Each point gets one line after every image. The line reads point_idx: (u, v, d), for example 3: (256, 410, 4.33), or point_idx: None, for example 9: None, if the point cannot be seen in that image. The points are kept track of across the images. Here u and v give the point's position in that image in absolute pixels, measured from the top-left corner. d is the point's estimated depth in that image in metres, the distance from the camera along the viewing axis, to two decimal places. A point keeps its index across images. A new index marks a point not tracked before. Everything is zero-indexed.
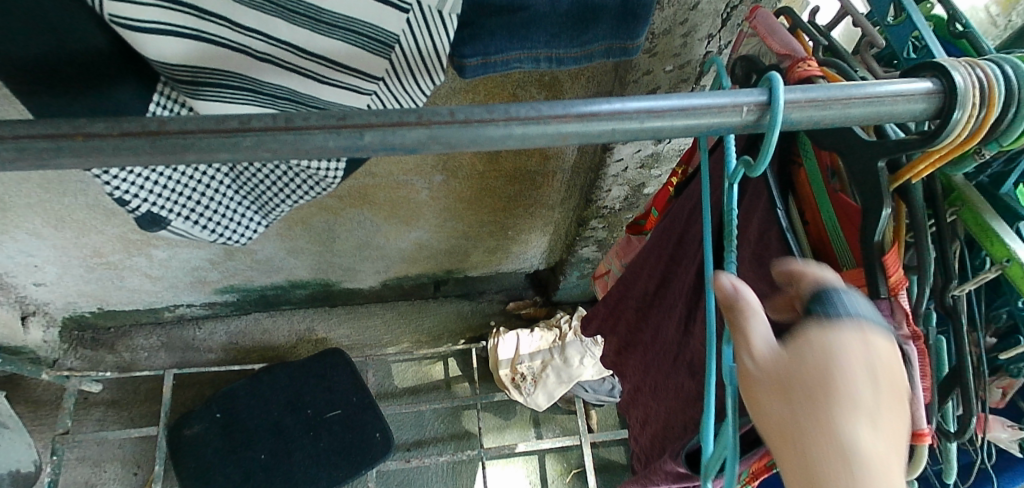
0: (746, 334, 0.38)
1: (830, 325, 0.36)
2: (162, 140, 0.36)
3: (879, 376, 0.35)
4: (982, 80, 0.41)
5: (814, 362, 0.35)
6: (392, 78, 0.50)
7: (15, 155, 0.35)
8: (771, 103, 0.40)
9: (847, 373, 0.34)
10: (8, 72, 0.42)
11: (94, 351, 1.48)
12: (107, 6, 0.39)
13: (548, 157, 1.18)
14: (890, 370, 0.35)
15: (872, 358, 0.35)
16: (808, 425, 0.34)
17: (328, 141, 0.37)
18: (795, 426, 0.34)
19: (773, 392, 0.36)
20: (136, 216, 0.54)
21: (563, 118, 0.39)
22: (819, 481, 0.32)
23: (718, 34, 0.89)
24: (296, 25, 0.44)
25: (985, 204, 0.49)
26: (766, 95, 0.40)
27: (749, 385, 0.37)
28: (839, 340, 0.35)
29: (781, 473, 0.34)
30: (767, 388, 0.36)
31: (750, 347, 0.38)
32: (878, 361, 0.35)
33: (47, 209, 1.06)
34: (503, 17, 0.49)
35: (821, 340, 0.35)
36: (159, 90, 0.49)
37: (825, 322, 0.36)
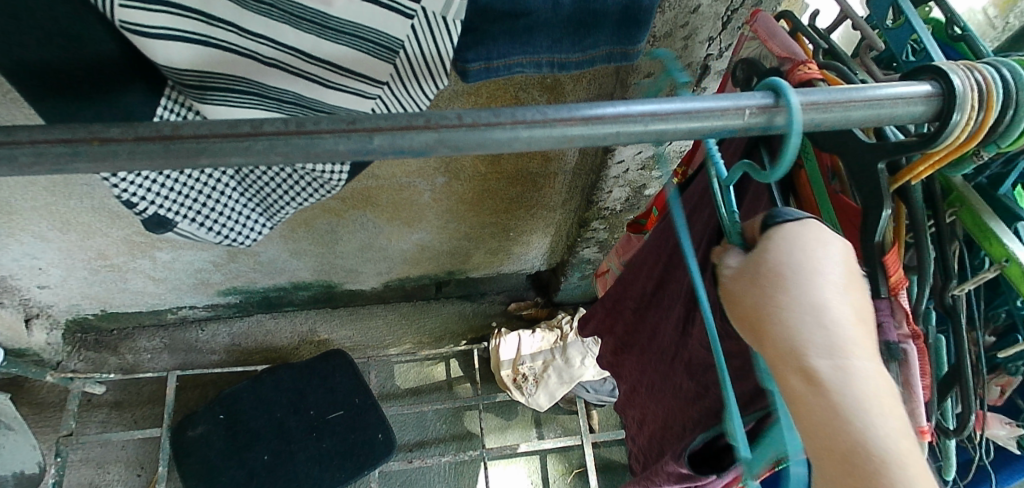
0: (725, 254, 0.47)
1: (787, 225, 0.44)
2: (176, 145, 0.36)
3: (833, 256, 0.42)
4: (980, 83, 0.42)
5: (775, 252, 0.43)
6: (396, 83, 0.51)
7: (33, 159, 0.36)
8: (784, 107, 0.40)
9: (804, 256, 0.42)
10: (19, 77, 0.43)
11: (97, 353, 1.48)
12: (118, 13, 0.40)
13: (549, 159, 1.19)
14: (845, 253, 0.43)
15: (827, 245, 0.43)
16: (775, 297, 0.41)
17: (339, 145, 0.38)
18: (765, 304, 0.42)
19: (749, 285, 0.44)
20: (142, 218, 0.55)
21: (568, 121, 0.40)
22: (793, 340, 0.40)
23: (718, 37, 0.90)
24: (302, 31, 0.44)
25: (984, 204, 0.50)
26: (776, 98, 0.41)
27: (731, 290, 0.46)
28: (794, 233, 0.43)
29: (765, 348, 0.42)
30: (743, 283, 0.44)
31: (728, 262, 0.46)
32: (832, 248, 0.42)
33: (53, 212, 1.06)
34: (508, 22, 0.50)
35: (780, 236, 0.43)
36: (167, 94, 0.50)
37: (783, 224, 0.44)
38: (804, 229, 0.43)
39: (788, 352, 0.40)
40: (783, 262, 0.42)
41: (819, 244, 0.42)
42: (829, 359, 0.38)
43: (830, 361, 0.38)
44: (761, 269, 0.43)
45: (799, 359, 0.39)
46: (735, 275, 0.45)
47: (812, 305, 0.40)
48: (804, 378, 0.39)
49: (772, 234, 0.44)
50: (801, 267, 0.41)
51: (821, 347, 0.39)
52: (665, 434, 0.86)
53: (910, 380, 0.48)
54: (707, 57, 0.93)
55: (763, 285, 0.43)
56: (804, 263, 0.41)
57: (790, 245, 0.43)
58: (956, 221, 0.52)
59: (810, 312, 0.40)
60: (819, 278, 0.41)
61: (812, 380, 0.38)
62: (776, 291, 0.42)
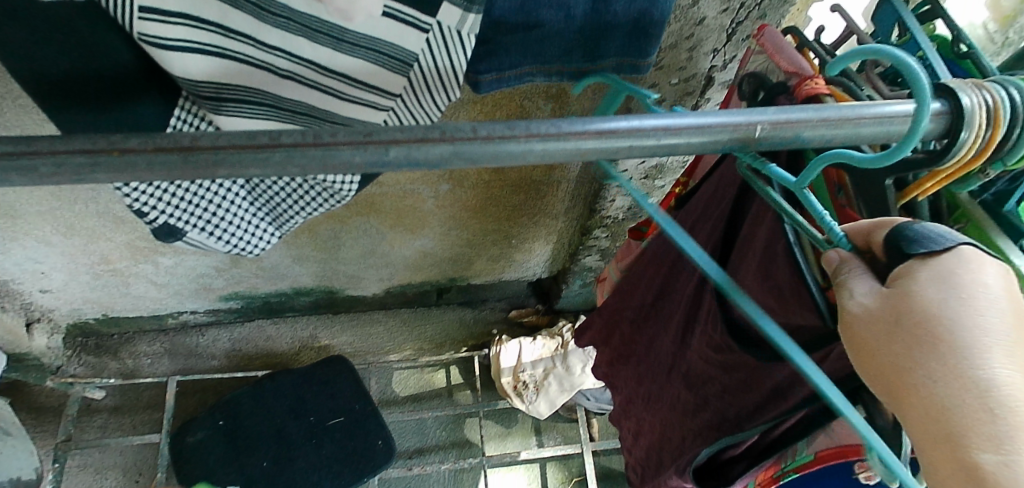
0: (849, 288, 0.44)
1: (936, 265, 0.40)
2: (194, 155, 0.37)
3: (1002, 310, 0.37)
4: (988, 102, 0.42)
5: (922, 300, 0.39)
6: (409, 94, 0.51)
7: (53, 169, 0.36)
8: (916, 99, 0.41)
9: (959, 306, 0.37)
10: (37, 85, 0.43)
11: (97, 357, 1.48)
12: (136, 25, 0.40)
13: (553, 168, 1.20)
14: (1013, 303, 0.38)
15: (991, 293, 0.38)
16: (923, 358, 0.37)
17: (355, 156, 0.38)
18: (907, 362, 0.38)
19: (884, 334, 0.40)
20: (153, 227, 0.55)
21: (582, 134, 0.41)
22: (947, 415, 0.36)
23: (723, 48, 0.91)
24: (318, 44, 0.45)
25: (990, 221, 0.50)
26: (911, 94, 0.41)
27: (856, 330, 0.42)
28: (947, 275, 0.39)
29: (907, 414, 0.38)
30: (876, 331, 0.41)
31: (855, 297, 0.43)
32: (996, 296, 0.37)
33: (57, 217, 1.07)
34: (521, 33, 0.51)
35: (928, 279, 0.39)
36: (181, 104, 0.50)
37: (930, 262, 0.40)
38: (960, 272, 0.39)
39: (942, 433, 0.36)
40: (935, 311, 0.38)
41: (978, 292, 0.38)
42: (997, 450, 0.34)
43: (997, 452, 0.34)
44: (906, 311, 0.39)
45: (957, 442, 0.35)
46: (864, 316, 0.42)
47: (976, 374, 0.35)
48: (963, 470, 0.35)
49: (917, 271, 0.40)
50: (959, 322, 0.37)
51: (988, 433, 0.34)
52: (662, 445, 0.86)
53: None
54: (712, 69, 0.94)
55: (908, 331, 0.39)
56: (959, 313, 0.37)
57: (940, 286, 0.39)
58: (962, 238, 0.52)
59: (967, 374, 0.36)
60: (987, 339, 0.36)
61: (970, 470, 0.34)
62: (926, 355, 0.37)
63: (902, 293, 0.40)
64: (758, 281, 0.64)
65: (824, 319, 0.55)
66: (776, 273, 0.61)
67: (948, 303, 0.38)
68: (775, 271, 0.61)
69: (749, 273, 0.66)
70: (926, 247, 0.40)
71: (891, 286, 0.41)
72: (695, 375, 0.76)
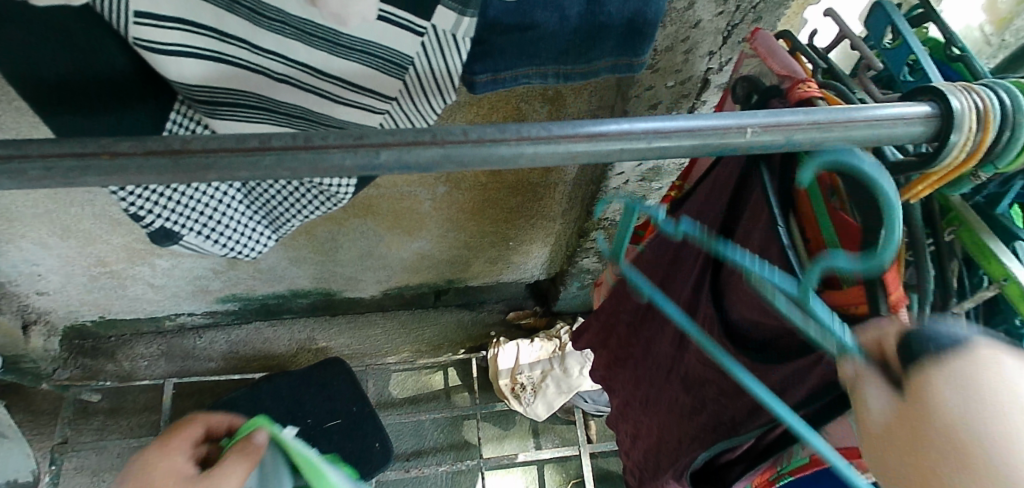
0: (862, 396, 0.38)
1: (943, 362, 0.33)
2: (184, 159, 0.37)
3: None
4: (978, 104, 0.42)
5: (934, 408, 0.33)
6: (405, 98, 0.51)
7: (44, 173, 0.36)
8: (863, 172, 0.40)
9: (978, 412, 0.31)
10: (33, 90, 0.43)
11: (93, 360, 1.47)
12: (131, 30, 0.40)
13: (550, 170, 1.20)
14: None
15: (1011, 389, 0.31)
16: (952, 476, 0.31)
17: (345, 160, 0.38)
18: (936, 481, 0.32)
19: (905, 449, 0.34)
20: (149, 231, 0.55)
21: (573, 137, 0.41)
22: None
23: (719, 51, 0.90)
24: (314, 48, 0.45)
25: (982, 224, 0.50)
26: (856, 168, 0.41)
27: (882, 443, 0.36)
28: (958, 375, 0.32)
29: None
30: (898, 443, 0.35)
31: (869, 406, 0.37)
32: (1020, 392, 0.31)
33: (53, 219, 1.07)
34: (514, 35, 0.51)
35: (932, 383, 0.33)
36: (177, 108, 0.50)
37: (938, 359, 0.33)
38: (975, 367, 0.32)
39: None
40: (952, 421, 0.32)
41: (999, 390, 0.31)
42: None
43: None
44: (920, 424, 0.33)
45: None
46: (884, 426, 0.36)
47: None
48: None
49: (924, 372, 0.34)
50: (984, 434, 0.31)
51: None
52: (660, 448, 0.86)
53: None
54: (708, 71, 0.94)
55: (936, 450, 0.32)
56: (979, 417, 0.31)
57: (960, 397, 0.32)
58: (954, 240, 0.52)
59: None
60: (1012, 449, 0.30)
61: None
62: (955, 475, 0.31)
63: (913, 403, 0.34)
64: (753, 285, 0.64)
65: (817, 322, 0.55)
66: None
67: (966, 411, 0.32)
68: None
69: (744, 276, 0.66)
70: (935, 346, 0.34)
71: (898, 393, 0.35)
72: (692, 378, 0.76)
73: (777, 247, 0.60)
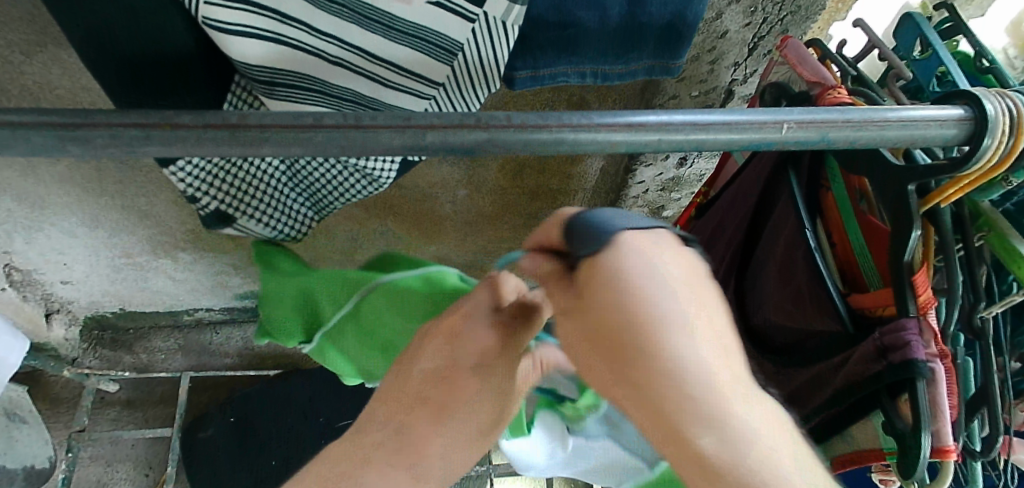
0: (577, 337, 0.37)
1: (605, 256, 0.36)
2: (241, 133, 0.38)
3: (631, 300, 0.34)
4: (1013, 110, 0.43)
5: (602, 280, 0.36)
6: (451, 84, 0.54)
7: (109, 141, 0.38)
8: None
9: (615, 321, 0.34)
10: (101, 67, 0.46)
11: (113, 351, 1.43)
12: (202, 10, 0.42)
13: (570, 176, 1.22)
14: (650, 269, 0.35)
15: (636, 269, 0.35)
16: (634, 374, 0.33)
17: (394, 139, 0.40)
18: (650, 408, 0.33)
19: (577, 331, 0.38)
20: (205, 213, 0.58)
21: (615, 127, 0.41)
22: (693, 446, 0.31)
23: (744, 62, 0.92)
24: (369, 32, 0.46)
25: (1013, 231, 0.51)
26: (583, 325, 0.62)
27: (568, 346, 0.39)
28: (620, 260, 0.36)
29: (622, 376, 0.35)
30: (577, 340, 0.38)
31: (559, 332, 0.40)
32: (636, 274, 0.35)
33: (85, 208, 1.06)
34: (557, 31, 0.53)
35: (609, 266, 0.36)
36: (232, 91, 0.54)
37: (599, 257, 0.36)
38: (625, 266, 0.35)
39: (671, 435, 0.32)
40: (669, 405, 0.32)
41: (630, 284, 0.35)
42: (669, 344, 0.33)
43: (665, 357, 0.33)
44: (639, 286, 0.34)
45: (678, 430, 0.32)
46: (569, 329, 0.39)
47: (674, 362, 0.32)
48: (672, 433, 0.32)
49: (587, 282, 0.37)
50: (640, 341, 0.33)
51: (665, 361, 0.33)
52: None
53: (937, 398, 0.49)
54: (732, 82, 0.96)
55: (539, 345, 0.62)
56: (653, 313, 0.34)
57: (608, 320, 0.35)
58: (984, 245, 0.53)
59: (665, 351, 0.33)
60: (652, 346, 0.33)
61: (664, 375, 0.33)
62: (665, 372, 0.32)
63: (592, 276, 0.36)
64: (778, 288, 0.65)
65: (843, 324, 0.57)
66: (798, 279, 0.62)
67: (595, 308, 0.36)
68: (797, 278, 0.62)
69: (770, 278, 0.67)
70: (590, 229, 0.38)
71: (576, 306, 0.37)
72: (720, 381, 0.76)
73: (804, 251, 0.62)
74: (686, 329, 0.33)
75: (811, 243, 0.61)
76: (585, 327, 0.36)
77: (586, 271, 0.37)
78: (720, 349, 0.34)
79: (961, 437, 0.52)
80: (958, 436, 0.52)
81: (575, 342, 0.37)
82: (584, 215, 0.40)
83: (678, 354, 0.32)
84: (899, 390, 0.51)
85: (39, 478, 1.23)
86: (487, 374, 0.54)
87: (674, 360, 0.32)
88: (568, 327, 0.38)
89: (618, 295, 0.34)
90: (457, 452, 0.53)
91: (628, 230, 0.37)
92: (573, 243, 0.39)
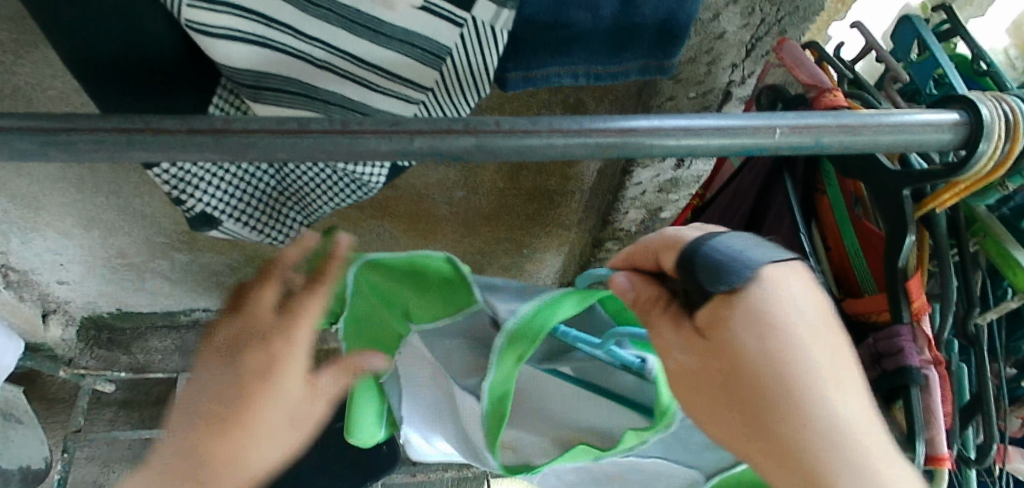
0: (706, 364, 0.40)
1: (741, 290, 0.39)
2: (227, 138, 0.38)
3: (768, 337, 0.38)
4: (1008, 114, 0.42)
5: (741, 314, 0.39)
6: (441, 89, 0.53)
7: (93, 146, 0.37)
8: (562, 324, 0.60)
9: (754, 357, 0.38)
10: (85, 70, 0.45)
11: (109, 351, 1.42)
12: (184, 12, 0.41)
13: (568, 178, 1.21)
14: (787, 309, 0.39)
15: (774, 306, 0.38)
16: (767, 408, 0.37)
17: (382, 145, 0.39)
18: (777, 441, 0.36)
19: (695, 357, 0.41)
20: (190, 215, 0.57)
21: (606, 132, 0.41)
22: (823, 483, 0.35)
23: (741, 64, 0.92)
24: (356, 36, 0.46)
25: (1009, 236, 0.51)
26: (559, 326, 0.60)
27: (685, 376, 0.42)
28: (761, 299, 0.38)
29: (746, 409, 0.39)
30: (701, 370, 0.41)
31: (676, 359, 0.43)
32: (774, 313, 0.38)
33: (79, 208, 1.06)
34: (550, 32, 0.52)
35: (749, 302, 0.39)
36: (220, 93, 0.53)
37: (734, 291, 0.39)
38: (768, 303, 0.39)
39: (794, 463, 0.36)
40: (800, 443, 0.36)
41: (766, 321, 0.38)
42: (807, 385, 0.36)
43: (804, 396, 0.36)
44: (781, 327, 0.38)
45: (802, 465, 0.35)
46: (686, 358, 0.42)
47: (813, 401, 0.36)
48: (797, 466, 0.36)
49: (721, 314, 0.39)
50: (776, 379, 0.37)
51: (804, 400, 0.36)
52: None
53: (931, 405, 0.48)
54: (730, 83, 0.95)
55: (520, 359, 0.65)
56: (795, 354, 0.37)
57: (743, 354, 0.38)
58: (980, 250, 0.53)
59: (802, 391, 0.36)
60: (792, 385, 0.36)
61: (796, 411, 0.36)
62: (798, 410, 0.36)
63: (726, 309, 0.39)
64: None
65: None
66: None
67: (731, 339, 0.39)
68: None
69: None
70: (722, 257, 0.40)
71: (708, 336, 0.40)
72: None
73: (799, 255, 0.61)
74: (821, 373, 0.37)
75: (805, 247, 0.61)
76: (708, 362, 0.40)
77: (718, 307, 0.40)
78: (851, 394, 0.37)
79: (956, 445, 0.52)
80: (953, 444, 0.51)
81: (701, 368, 0.40)
82: (710, 243, 0.42)
83: (816, 397, 0.36)
84: (893, 396, 0.51)
85: (35, 479, 1.22)
86: (241, 356, 0.63)
87: (813, 400, 0.36)
88: (693, 356, 0.41)
89: (761, 340, 0.37)
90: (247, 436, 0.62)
91: (767, 261, 0.40)
92: (697, 272, 0.41)
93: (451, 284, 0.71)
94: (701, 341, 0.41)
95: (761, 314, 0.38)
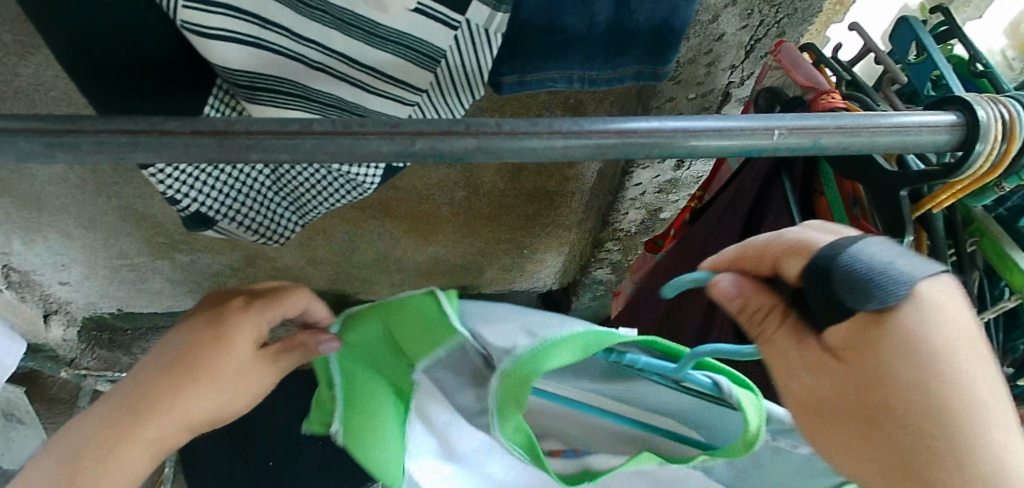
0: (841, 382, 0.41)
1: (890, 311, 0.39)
2: (229, 140, 0.38)
3: (917, 360, 0.38)
4: (1004, 116, 0.43)
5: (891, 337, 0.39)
6: (435, 91, 0.54)
7: (96, 148, 0.37)
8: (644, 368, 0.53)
9: (900, 379, 0.39)
10: (84, 72, 0.46)
11: (111, 351, 1.44)
12: (179, 14, 0.42)
13: (568, 179, 1.22)
14: (939, 331, 0.39)
15: (922, 327, 0.39)
16: (906, 429, 0.38)
17: (382, 146, 0.39)
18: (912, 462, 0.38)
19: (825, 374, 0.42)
20: (185, 215, 0.57)
21: (603, 133, 0.41)
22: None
23: (740, 65, 0.92)
24: (350, 37, 0.46)
25: (1005, 236, 0.51)
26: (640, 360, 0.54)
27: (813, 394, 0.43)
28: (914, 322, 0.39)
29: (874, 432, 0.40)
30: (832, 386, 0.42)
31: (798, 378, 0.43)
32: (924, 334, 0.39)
33: (81, 209, 1.06)
34: (548, 36, 0.52)
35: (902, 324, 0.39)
36: (215, 93, 0.53)
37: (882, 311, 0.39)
38: (920, 325, 0.39)
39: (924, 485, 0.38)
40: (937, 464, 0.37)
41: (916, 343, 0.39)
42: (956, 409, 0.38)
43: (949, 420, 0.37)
44: (932, 351, 0.39)
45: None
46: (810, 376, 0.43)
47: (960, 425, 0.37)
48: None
49: (866, 334, 0.40)
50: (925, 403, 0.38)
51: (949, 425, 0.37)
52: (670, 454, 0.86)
53: None
54: (729, 84, 0.95)
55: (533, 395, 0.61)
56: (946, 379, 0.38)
57: (893, 376, 0.39)
58: (977, 250, 0.54)
59: (951, 414, 0.37)
60: (938, 409, 0.38)
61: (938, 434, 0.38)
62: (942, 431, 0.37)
63: (874, 331, 0.40)
64: None
65: None
66: None
67: (881, 363, 0.39)
68: None
69: None
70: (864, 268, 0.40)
71: (846, 358, 0.41)
72: None
73: None
74: (969, 398, 0.38)
75: None
76: (850, 385, 0.41)
77: (866, 326, 0.40)
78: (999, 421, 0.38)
79: None
80: None
81: (832, 386, 0.41)
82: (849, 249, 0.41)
83: (963, 421, 0.37)
84: None
85: None
86: (216, 325, 0.57)
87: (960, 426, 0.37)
88: (826, 374, 0.42)
89: (916, 369, 0.38)
90: (191, 412, 0.54)
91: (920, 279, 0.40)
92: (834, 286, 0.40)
93: (427, 332, 0.58)
94: (837, 360, 0.41)
95: (914, 337, 0.39)
